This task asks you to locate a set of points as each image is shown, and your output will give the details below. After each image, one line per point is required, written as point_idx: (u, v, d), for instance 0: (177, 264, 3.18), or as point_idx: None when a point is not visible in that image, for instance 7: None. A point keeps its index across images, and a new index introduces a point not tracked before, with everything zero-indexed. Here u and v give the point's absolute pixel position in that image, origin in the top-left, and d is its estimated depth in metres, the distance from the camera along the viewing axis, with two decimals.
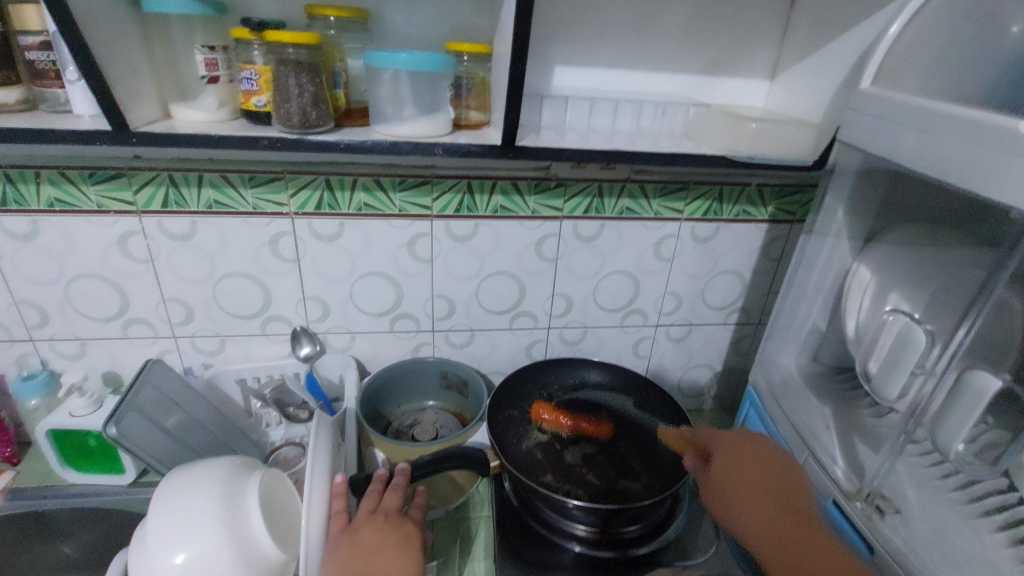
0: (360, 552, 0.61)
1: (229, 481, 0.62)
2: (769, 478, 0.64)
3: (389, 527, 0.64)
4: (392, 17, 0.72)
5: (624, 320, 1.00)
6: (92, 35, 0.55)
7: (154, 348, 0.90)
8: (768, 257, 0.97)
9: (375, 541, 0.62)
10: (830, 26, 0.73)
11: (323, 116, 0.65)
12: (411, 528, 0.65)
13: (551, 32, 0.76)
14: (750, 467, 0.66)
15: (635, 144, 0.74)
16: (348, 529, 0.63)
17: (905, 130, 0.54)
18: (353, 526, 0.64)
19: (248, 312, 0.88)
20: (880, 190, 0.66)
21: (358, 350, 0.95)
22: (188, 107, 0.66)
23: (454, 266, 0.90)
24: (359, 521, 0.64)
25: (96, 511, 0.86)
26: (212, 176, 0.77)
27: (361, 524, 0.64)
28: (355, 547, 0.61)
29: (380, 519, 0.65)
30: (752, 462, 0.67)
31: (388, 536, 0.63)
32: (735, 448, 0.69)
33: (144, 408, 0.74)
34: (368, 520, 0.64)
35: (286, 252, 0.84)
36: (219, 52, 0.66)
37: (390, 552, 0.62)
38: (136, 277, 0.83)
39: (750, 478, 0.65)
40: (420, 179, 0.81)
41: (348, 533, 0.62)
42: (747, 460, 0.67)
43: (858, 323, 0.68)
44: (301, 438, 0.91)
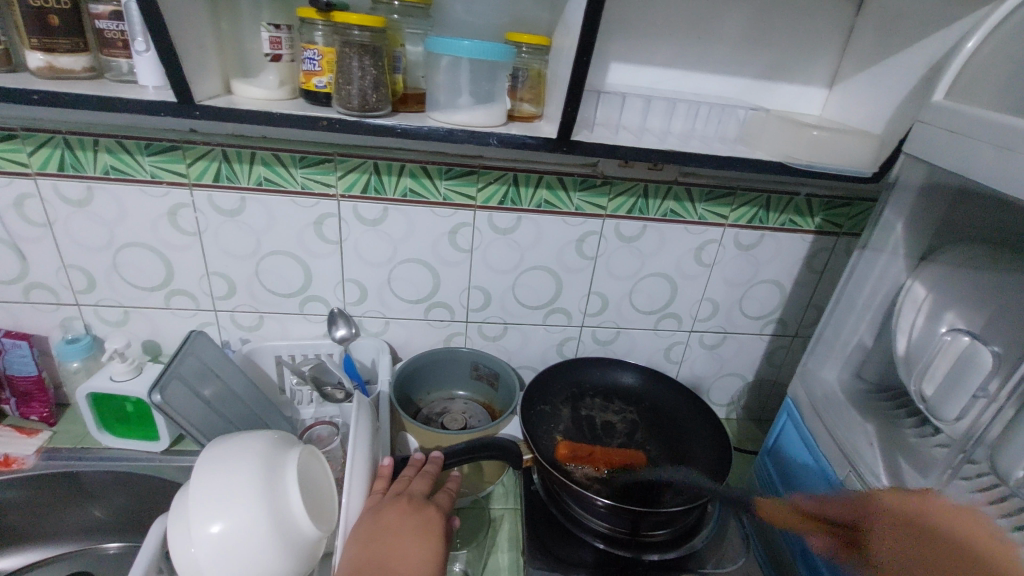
0: (381, 533, 0.60)
1: (269, 457, 0.63)
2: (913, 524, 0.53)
3: (412, 510, 0.63)
4: (453, 5, 0.71)
5: (659, 323, 1.00)
6: (166, 6, 0.56)
7: (194, 320, 0.91)
8: (810, 268, 0.96)
9: (396, 524, 0.61)
10: (898, 35, 0.71)
11: (382, 99, 0.65)
12: (433, 515, 0.64)
13: (610, 28, 0.76)
14: (897, 527, 0.54)
15: (689, 145, 0.73)
16: (373, 509, 0.63)
17: (981, 145, 0.52)
18: (377, 506, 0.64)
19: (288, 290, 0.89)
20: (943, 206, 0.64)
21: (392, 336, 0.96)
22: (249, 84, 0.67)
23: (493, 258, 0.90)
24: (383, 503, 0.64)
25: (127, 476, 0.87)
26: (264, 154, 0.78)
27: (385, 506, 0.63)
28: (377, 527, 0.61)
29: (403, 502, 0.64)
30: (896, 522, 0.55)
31: (407, 520, 0.62)
32: (879, 514, 0.57)
33: (186, 378, 0.75)
34: (393, 502, 0.64)
35: (329, 234, 0.85)
36: (283, 31, 0.67)
37: (410, 535, 0.61)
38: (183, 249, 0.85)
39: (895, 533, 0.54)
40: (467, 168, 0.81)
41: (373, 512, 0.63)
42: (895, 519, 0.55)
43: (910, 341, 0.66)
44: (332, 418, 0.92)
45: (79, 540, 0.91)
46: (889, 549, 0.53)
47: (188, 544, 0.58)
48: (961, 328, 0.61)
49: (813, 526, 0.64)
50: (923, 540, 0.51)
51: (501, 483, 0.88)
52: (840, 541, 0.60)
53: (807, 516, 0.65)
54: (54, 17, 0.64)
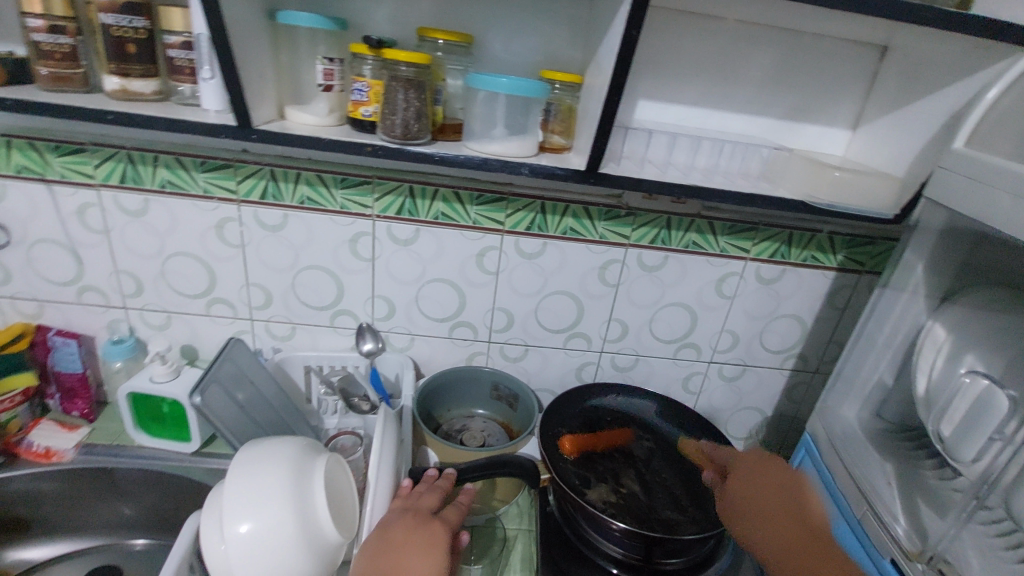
0: (389, 547, 0.59)
1: (297, 462, 0.66)
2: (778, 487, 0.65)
3: (417, 524, 0.62)
4: (492, 44, 0.77)
5: (678, 352, 1.01)
6: (235, 41, 0.62)
7: (231, 328, 0.96)
8: (832, 305, 0.96)
9: (403, 538, 0.60)
10: (919, 83, 0.73)
11: (423, 128, 0.70)
12: (438, 530, 0.62)
13: (639, 67, 0.80)
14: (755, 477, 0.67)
15: (713, 180, 0.76)
16: (380, 526, 0.63)
17: (999, 192, 0.53)
18: (386, 521, 0.63)
19: (320, 303, 0.94)
20: (964, 249, 0.65)
21: (416, 352, 0.99)
22: (301, 110, 0.72)
23: (518, 282, 0.93)
24: (391, 517, 0.64)
25: (157, 475, 0.90)
26: (309, 175, 0.83)
27: (393, 520, 0.63)
28: (384, 542, 0.60)
29: (410, 518, 0.63)
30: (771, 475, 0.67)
31: (415, 536, 0.61)
32: (753, 463, 0.69)
33: (223, 383, 0.79)
34: (400, 517, 0.63)
35: (363, 252, 0.89)
36: (337, 63, 0.72)
37: (416, 549, 0.60)
38: (226, 260, 0.90)
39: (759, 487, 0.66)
40: (497, 195, 0.85)
41: (381, 529, 0.62)
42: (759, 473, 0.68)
43: (930, 381, 0.66)
44: (354, 428, 0.95)
45: (107, 535, 0.95)
46: (746, 495, 0.66)
47: (219, 541, 0.61)
48: (980, 370, 0.62)
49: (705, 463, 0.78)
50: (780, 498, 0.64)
51: (515, 503, 0.88)
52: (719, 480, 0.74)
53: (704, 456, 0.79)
54: (131, 45, 0.70)
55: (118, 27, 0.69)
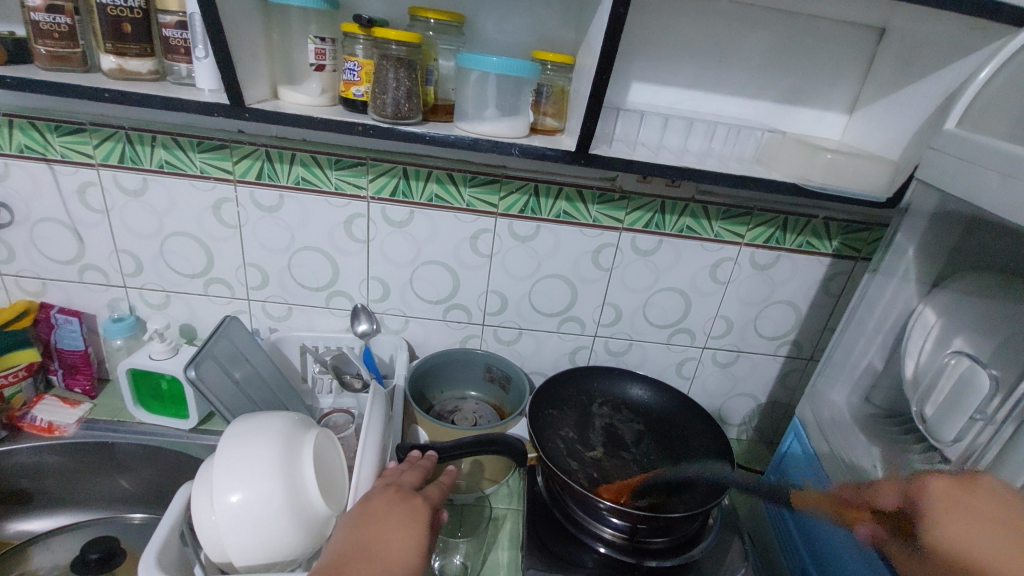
0: (369, 518, 0.61)
1: (288, 435, 0.67)
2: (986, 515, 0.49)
3: (399, 498, 0.63)
4: (486, 24, 0.77)
5: (671, 338, 1.01)
6: (227, 18, 0.62)
7: (229, 308, 0.97)
8: (827, 292, 0.96)
9: (383, 509, 0.62)
10: (916, 65, 0.72)
11: (414, 108, 0.70)
12: (419, 503, 0.64)
13: (633, 49, 0.79)
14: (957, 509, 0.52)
15: (705, 163, 0.75)
16: (362, 499, 0.64)
17: (988, 172, 0.53)
18: (367, 494, 0.64)
19: (316, 284, 0.95)
20: (955, 233, 0.65)
21: (411, 334, 1.00)
22: (293, 90, 0.73)
23: (512, 265, 0.93)
24: (373, 491, 0.65)
25: (156, 450, 0.92)
26: (303, 156, 0.84)
27: (375, 494, 0.64)
28: (365, 512, 0.61)
29: (392, 491, 0.64)
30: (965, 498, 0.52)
31: (396, 507, 0.62)
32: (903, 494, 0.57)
33: (219, 359, 0.80)
34: (382, 490, 0.65)
35: (358, 233, 0.90)
36: (328, 43, 0.73)
37: (397, 521, 0.61)
38: (224, 240, 0.91)
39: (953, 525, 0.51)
40: (490, 177, 0.85)
41: (362, 500, 0.63)
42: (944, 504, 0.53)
43: (918, 366, 0.66)
44: (349, 408, 0.96)
45: (108, 508, 0.97)
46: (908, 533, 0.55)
47: (211, 510, 0.63)
48: (969, 353, 0.61)
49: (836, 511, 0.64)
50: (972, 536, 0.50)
51: (506, 484, 0.90)
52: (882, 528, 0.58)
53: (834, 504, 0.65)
54: (127, 25, 0.71)
55: (113, 6, 0.70)
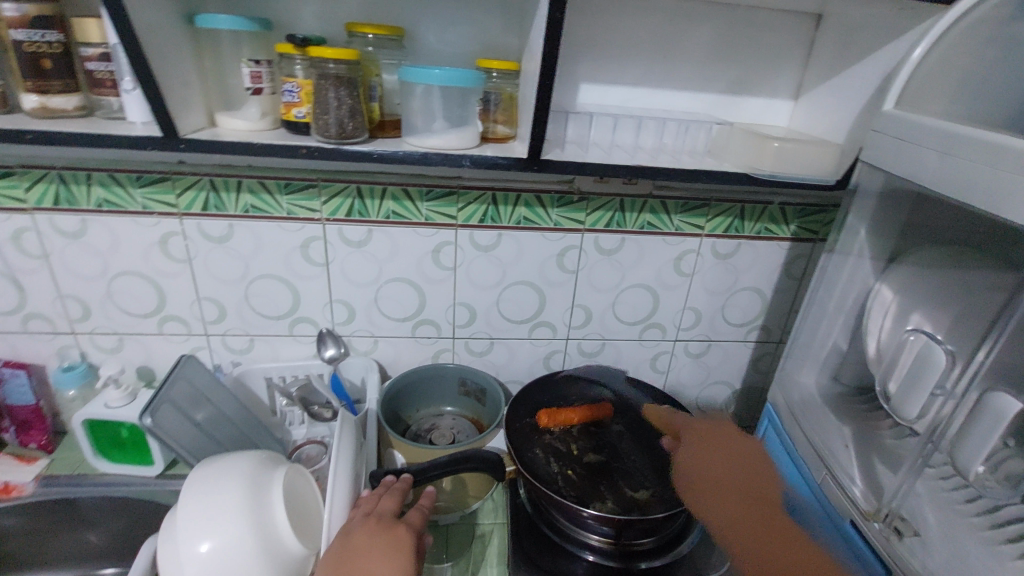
0: (351, 555, 0.59)
1: (254, 476, 0.65)
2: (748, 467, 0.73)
3: (380, 530, 0.61)
4: (426, 35, 0.75)
5: (643, 333, 1.01)
6: (151, 47, 0.59)
7: (187, 345, 0.93)
8: (789, 275, 0.97)
9: (365, 545, 0.60)
10: (854, 48, 0.73)
11: (359, 126, 0.68)
12: (403, 533, 0.62)
13: (578, 50, 0.79)
14: (726, 454, 0.76)
15: (658, 160, 0.75)
16: (342, 533, 0.62)
17: (926, 152, 0.54)
18: (346, 528, 0.62)
19: (277, 312, 0.92)
20: (905, 210, 0.66)
21: (381, 354, 0.98)
22: (232, 116, 0.70)
23: (476, 275, 0.92)
24: (352, 525, 0.63)
25: (122, 501, 0.88)
26: (250, 182, 0.81)
27: (355, 527, 0.62)
28: (345, 550, 0.59)
29: (372, 522, 0.62)
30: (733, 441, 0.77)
31: (378, 540, 0.60)
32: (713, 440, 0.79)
33: (177, 402, 0.77)
34: (362, 523, 0.62)
35: (316, 257, 0.87)
36: (264, 66, 0.70)
37: (380, 555, 0.59)
38: (174, 276, 0.87)
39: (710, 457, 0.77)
40: (446, 189, 0.84)
41: (343, 536, 0.61)
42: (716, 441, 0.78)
43: (879, 343, 0.68)
44: (323, 437, 0.94)
45: (77, 566, 0.92)
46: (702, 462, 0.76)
47: (178, 564, 0.59)
48: (927, 328, 0.63)
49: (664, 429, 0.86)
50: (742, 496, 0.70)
51: (490, 498, 0.88)
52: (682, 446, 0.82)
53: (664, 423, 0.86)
54: (47, 61, 0.67)
55: (30, 43, 0.66)
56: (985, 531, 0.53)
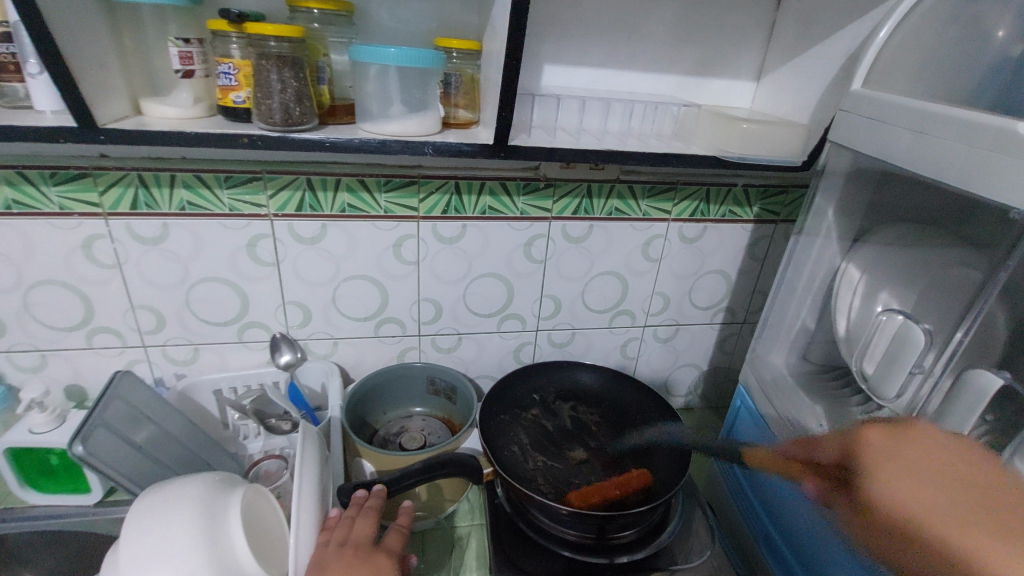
0: None
1: (209, 503, 0.59)
2: (964, 478, 0.48)
3: (363, 558, 0.59)
4: (378, 11, 0.69)
5: (613, 321, 1.00)
6: (59, 22, 0.51)
7: (123, 358, 0.85)
8: (753, 256, 0.98)
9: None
10: (816, 27, 0.73)
11: (307, 112, 0.62)
12: (384, 564, 0.60)
13: (540, 29, 0.75)
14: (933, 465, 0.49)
15: (626, 143, 0.73)
16: (314, 566, 0.57)
17: (899, 131, 0.53)
18: (321, 557, 0.58)
19: (224, 318, 0.84)
20: (870, 189, 0.66)
21: (342, 357, 0.92)
22: (160, 102, 0.63)
23: (441, 269, 0.88)
24: (329, 552, 0.59)
25: (57, 536, 0.79)
26: (185, 176, 0.73)
27: (330, 560, 0.58)
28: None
29: (349, 555, 0.58)
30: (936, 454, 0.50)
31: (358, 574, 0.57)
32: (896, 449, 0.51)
33: (113, 425, 0.68)
34: (340, 552, 0.59)
35: (265, 256, 0.81)
36: (194, 44, 0.62)
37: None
38: (103, 283, 0.78)
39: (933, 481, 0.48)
40: (406, 179, 0.79)
41: (317, 569, 0.57)
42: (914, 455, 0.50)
43: (848, 322, 0.68)
44: (281, 449, 0.85)
45: None
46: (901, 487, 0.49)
47: None
48: (895, 306, 0.64)
49: (796, 470, 0.61)
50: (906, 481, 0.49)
51: (466, 499, 0.85)
52: (828, 483, 0.58)
53: (792, 460, 0.61)
54: None
55: None
56: None
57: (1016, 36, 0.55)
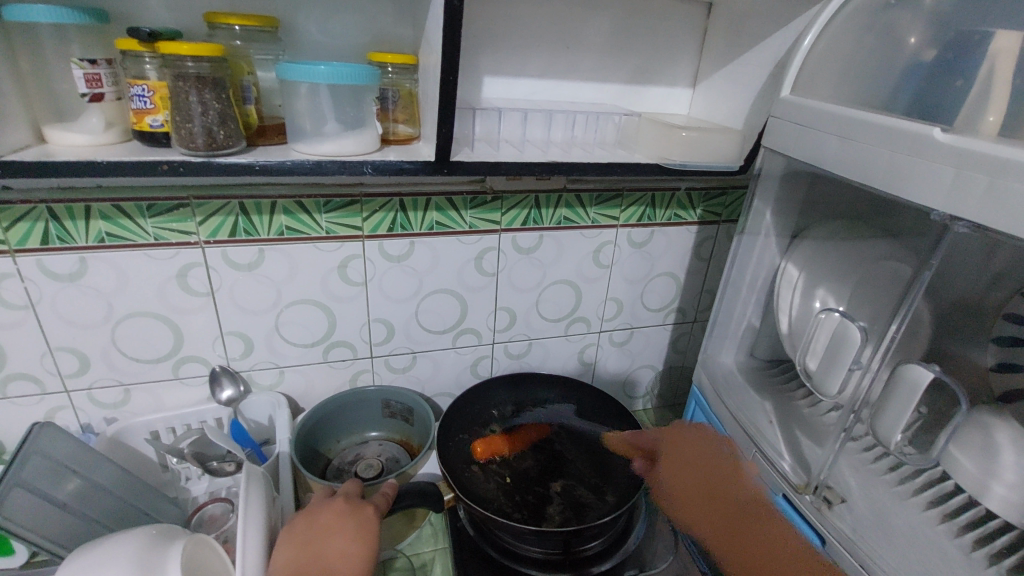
0: (317, 534, 0.61)
1: (145, 561, 0.54)
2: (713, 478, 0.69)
3: (348, 506, 0.64)
4: (306, 26, 0.66)
5: (568, 329, 1.00)
6: None
7: (44, 406, 0.77)
8: (699, 257, 1.00)
9: (334, 519, 0.62)
10: (744, 36, 0.75)
11: (233, 134, 0.58)
12: (370, 512, 0.64)
13: (478, 41, 0.74)
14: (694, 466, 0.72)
15: (570, 153, 0.73)
16: (306, 512, 0.64)
17: (826, 136, 0.55)
18: (312, 508, 0.64)
19: (156, 355, 0.79)
20: (804, 190, 0.69)
21: (289, 386, 0.88)
22: (66, 130, 0.58)
23: (390, 288, 0.85)
24: (319, 503, 0.65)
25: None
26: (103, 206, 0.67)
27: (320, 508, 0.64)
28: (313, 529, 0.62)
29: (338, 503, 0.65)
30: (714, 454, 0.70)
31: (344, 520, 0.63)
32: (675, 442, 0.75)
33: (33, 483, 0.62)
34: (328, 504, 0.64)
35: (198, 286, 0.76)
36: (102, 66, 0.57)
37: (347, 534, 0.61)
38: (14, 327, 0.71)
39: (686, 471, 0.73)
40: (347, 198, 0.76)
41: (308, 515, 0.63)
42: (683, 450, 0.74)
43: (790, 320, 0.70)
44: (228, 489, 0.78)
45: None
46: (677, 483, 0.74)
47: None
48: (833, 303, 0.66)
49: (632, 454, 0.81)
50: (705, 472, 0.70)
51: (430, 522, 0.83)
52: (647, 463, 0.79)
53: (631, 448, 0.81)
54: None
55: None
56: (897, 487, 0.58)
57: (926, 43, 0.55)
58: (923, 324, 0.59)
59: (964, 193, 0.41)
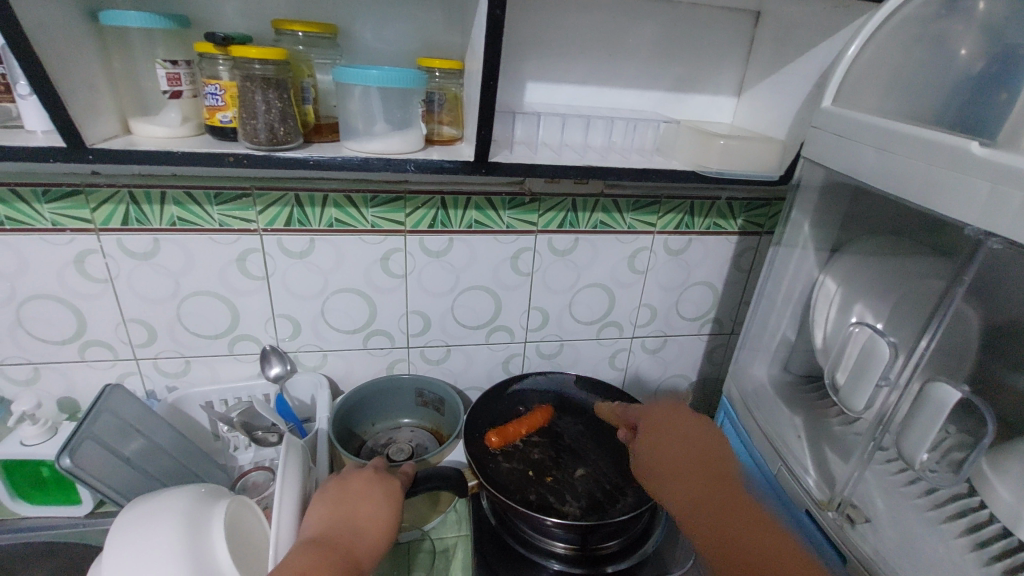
0: (345, 497, 0.65)
1: (192, 514, 0.60)
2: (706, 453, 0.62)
3: (376, 476, 0.68)
4: (363, 33, 0.71)
5: (601, 332, 1.01)
6: (48, 48, 0.52)
7: (115, 371, 0.86)
8: (738, 267, 0.99)
9: (363, 485, 0.67)
10: (791, 46, 0.74)
11: (292, 131, 0.64)
12: (396, 483, 0.68)
13: (523, 48, 0.77)
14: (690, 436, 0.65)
15: (607, 158, 0.75)
16: (338, 477, 0.68)
17: (864, 147, 0.54)
18: (344, 475, 0.68)
19: (214, 331, 0.86)
20: (845, 203, 0.67)
21: (331, 369, 0.93)
22: (149, 123, 0.64)
23: (429, 281, 0.89)
24: (350, 470, 0.69)
25: (46, 549, 0.79)
26: (175, 193, 0.75)
27: (350, 474, 0.68)
28: (345, 493, 0.65)
29: (368, 472, 0.69)
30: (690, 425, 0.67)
31: (373, 487, 0.67)
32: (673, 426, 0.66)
33: (102, 438, 0.70)
34: (358, 472, 0.69)
35: (254, 270, 0.82)
36: (182, 66, 0.64)
37: (373, 499, 0.65)
38: (94, 297, 0.79)
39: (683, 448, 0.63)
40: (392, 195, 0.80)
41: (339, 480, 0.67)
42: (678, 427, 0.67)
43: (825, 335, 0.69)
44: (271, 460, 0.88)
45: None
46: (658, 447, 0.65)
47: None
48: (870, 320, 0.65)
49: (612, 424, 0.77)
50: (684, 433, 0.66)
51: (454, 510, 0.86)
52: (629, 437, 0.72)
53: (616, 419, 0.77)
54: None
55: None
56: (928, 512, 0.56)
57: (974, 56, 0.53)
58: (964, 345, 0.57)
59: (1000, 209, 0.40)
